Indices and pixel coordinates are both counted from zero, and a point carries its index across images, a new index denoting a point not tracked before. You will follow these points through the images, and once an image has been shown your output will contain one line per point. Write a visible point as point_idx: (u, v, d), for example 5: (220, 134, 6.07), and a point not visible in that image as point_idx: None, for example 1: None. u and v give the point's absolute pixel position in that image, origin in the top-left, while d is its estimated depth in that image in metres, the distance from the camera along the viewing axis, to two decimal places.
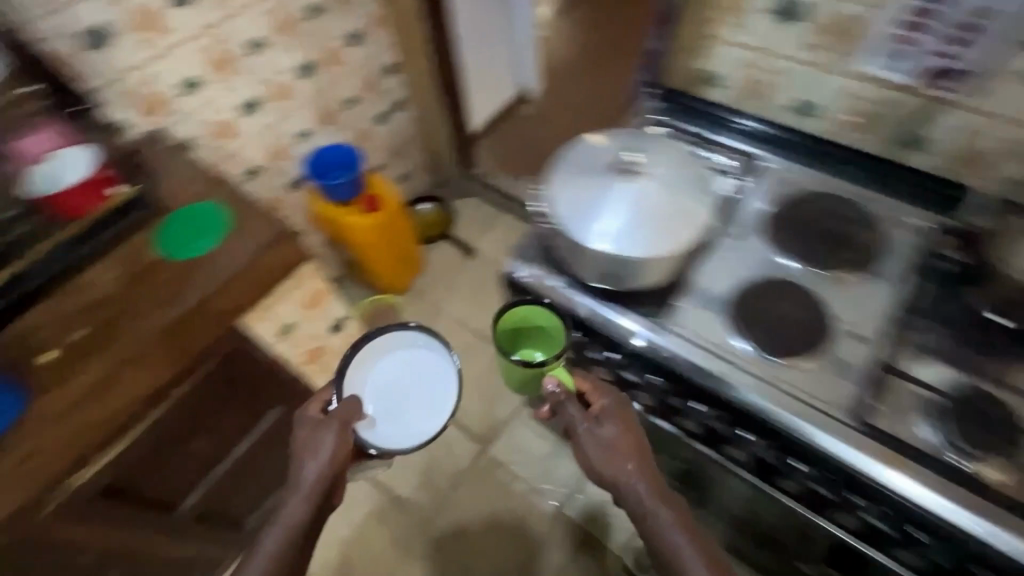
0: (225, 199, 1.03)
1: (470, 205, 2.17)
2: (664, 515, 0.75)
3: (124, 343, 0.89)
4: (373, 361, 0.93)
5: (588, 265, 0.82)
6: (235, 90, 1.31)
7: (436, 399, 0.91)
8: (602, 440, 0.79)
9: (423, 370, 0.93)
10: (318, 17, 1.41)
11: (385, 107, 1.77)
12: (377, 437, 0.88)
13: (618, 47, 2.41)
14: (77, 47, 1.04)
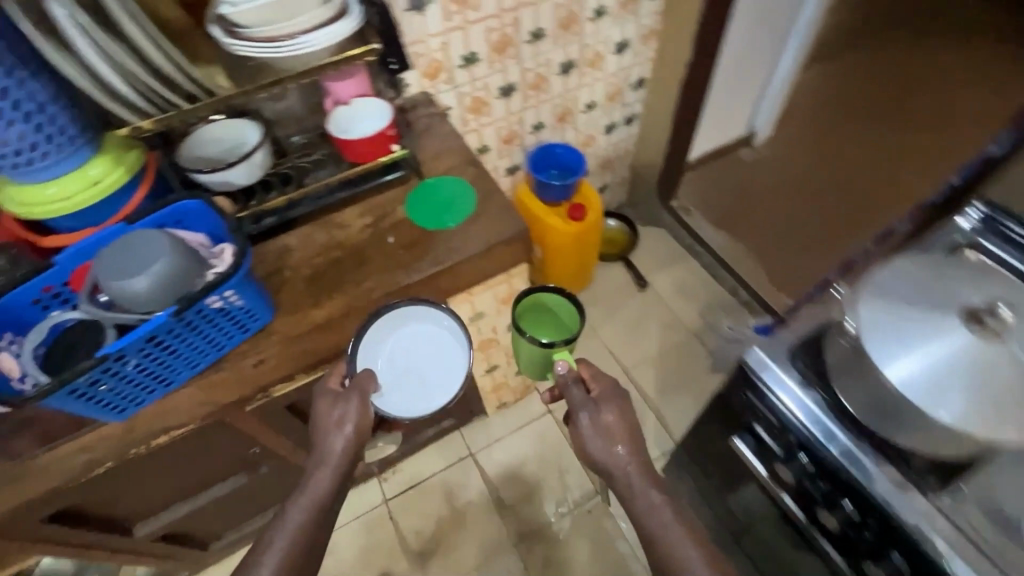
0: (474, 184, 1.05)
1: (656, 235, 2.07)
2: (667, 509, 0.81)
3: (351, 294, 0.92)
4: (385, 327, 0.89)
5: (869, 390, 0.72)
6: (501, 73, 1.32)
7: (434, 369, 0.88)
8: (599, 421, 0.86)
9: (416, 339, 0.90)
10: (599, 19, 1.36)
11: (617, 119, 1.72)
12: (385, 405, 0.85)
13: (860, 122, 2.24)
14: (404, 10, 1.08)
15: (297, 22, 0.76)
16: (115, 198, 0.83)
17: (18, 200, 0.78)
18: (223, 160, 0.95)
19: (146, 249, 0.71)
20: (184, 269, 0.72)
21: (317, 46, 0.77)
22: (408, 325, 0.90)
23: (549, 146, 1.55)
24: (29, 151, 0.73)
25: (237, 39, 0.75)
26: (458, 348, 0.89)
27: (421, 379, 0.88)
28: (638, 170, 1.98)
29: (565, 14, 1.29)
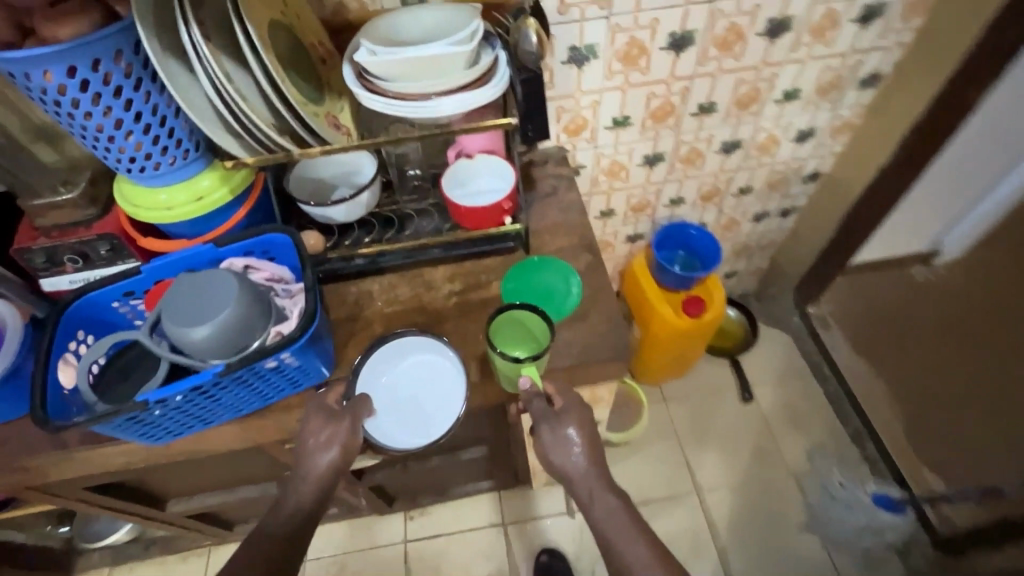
0: (582, 276, 0.91)
1: (779, 341, 1.78)
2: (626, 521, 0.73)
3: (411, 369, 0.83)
4: (387, 356, 0.82)
5: None
6: (651, 141, 1.16)
7: (435, 401, 0.80)
8: (560, 434, 0.76)
9: (419, 367, 0.83)
10: (787, 102, 1.13)
11: (772, 208, 1.46)
12: (378, 431, 0.78)
13: None
14: (561, 62, 0.95)
15: (432, 82, 0.65)
16: (215, 215, 0.80)
17: (130, 200, 0.77)
18: (335, 185, 0.91)
19: (214, 292, 0.66)
20: (247, 322, 0.67)
21: (447, 112, 0.66)
22: (410, 349, 0.83)
23: (681, 227, 1.37)
24: (143, 159, 0.70)
25: (364, 90, 0.67)
26: (460, 378, 0.81)
27: (422, 407, 0.80)
28: (779, 265, 1.70)
29: (746, 90, 1.09)
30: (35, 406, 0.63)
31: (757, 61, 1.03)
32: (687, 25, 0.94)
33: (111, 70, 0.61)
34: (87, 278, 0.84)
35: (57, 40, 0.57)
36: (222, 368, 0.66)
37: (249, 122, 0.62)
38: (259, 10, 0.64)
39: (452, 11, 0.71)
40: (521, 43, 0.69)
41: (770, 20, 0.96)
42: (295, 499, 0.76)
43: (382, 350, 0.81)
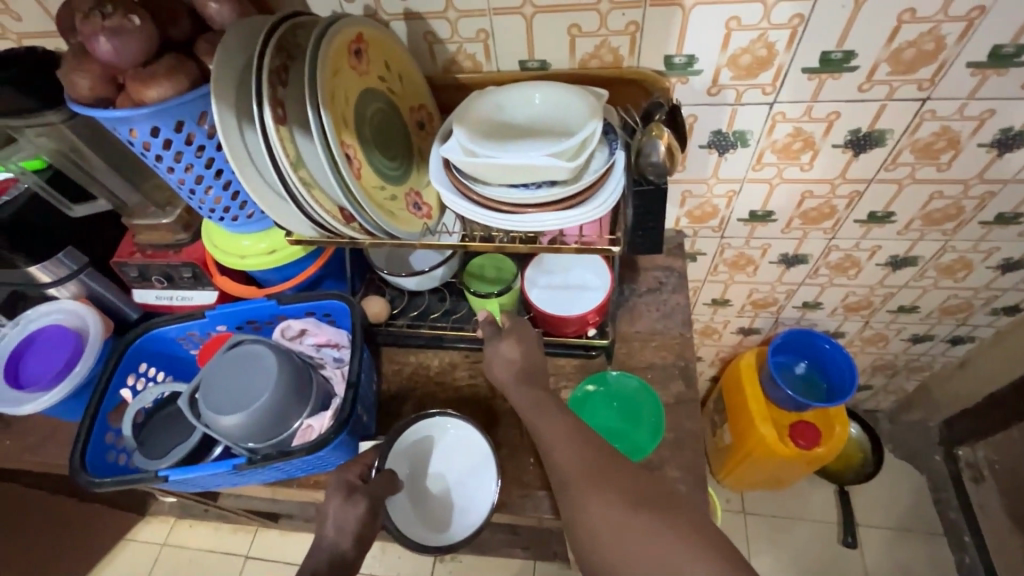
0: (667, 409, 0.76)
1: (908, 481, 1.45)
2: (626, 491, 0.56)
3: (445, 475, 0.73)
4: (419, 437, 0.74)
5: None
6: (795, 241, 0.94)
7: (466, 493, 0.71)
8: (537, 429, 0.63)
9: (450, 447, 0.74)
10: (1001, 225, 0.86)
11: (940, 332, 1.16)
12: (403, 519, 0.69)
13: None
14: (699, 145, 0.78)
15: (526, 191, 0.55)
16: (289, 266, 0.75)
17: (213, 241, 0.74)
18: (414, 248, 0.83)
19: (254, 377, 0.64)
20: (278, 417, 0.63)
21: (538, 228, 0.56)
22: (443, 427, 0.74)
23: (813, 337, 1.14)
24: (223, 212, 0.67)
25: (448, 185, 0.58)
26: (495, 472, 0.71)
27: (447, 500, 0.71)
28: (931, 392, 1.37)
29: (942, 206, 0.84)
30: (75, 453, 0.67)
31: (971, 175, 0.78)
32: (880, 124, 0.72)
33: (194, 131, 0.58)
34: (170, 297, 0.83)
35: (144, 101, 0.54)
36: (243, 461, 0.63)
37: (312, 211, 0.55)
38: (349, 80, 0.57)
39: (569, 95, 0.59)
40: (644, 153, 0.57)
41: (1003, 130, 0.71)
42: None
43: (417, 427, 0.73)
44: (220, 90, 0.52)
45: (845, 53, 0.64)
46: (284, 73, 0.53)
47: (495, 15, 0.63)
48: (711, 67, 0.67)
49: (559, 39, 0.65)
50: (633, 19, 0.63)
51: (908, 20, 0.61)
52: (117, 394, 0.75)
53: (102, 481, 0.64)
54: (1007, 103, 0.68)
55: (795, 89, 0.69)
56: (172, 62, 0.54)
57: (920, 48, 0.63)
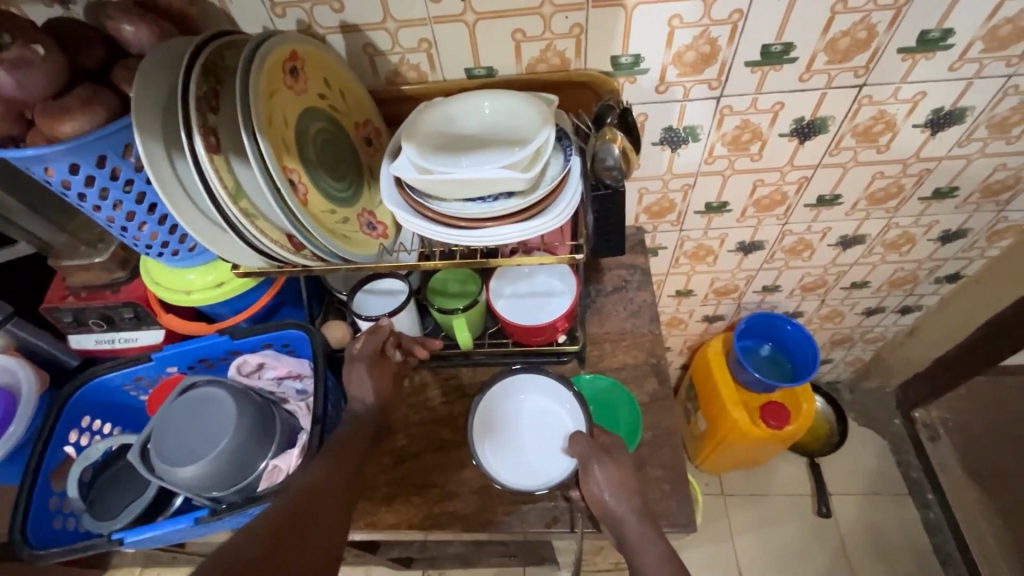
0: (642, 407, 0.76)
1: (873, 447, 1.51)
2: (648, 541, 0.59)
3: (421, 501, 0.71)
4: (501, 404, 0.72)
5: None
6: (752, 229, 0.96)
7: (560, 428, 0.70)
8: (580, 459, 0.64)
9: (530, 408, 0.72)
10: (937, 200, 0.90)
11: (890, 303, 1.21)
12: (518, 479, 0.66)
13: None
14: (652, 143, 0.78)
15: (483, 205, 0.54)
16: (240, 297, 0.71)
17: (155, 278, 0.69)
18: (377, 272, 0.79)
19: (211, 422, 0.60)
20: (241, 461, 0.61)
21: (498, 242, 0.54)
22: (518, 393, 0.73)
23: (776, 319, 1.18)
24: (161, 246, 0.62)
25: (401, 203, 0.56)
26: (572, 393, 0.70)
27: (538, 452, 0.69)
28: (886, 360, 1.43)
29: (885, 185, 0.87)
30: (14, 525, 0.62)
31: (908, 155, 0.81)
32: (822, 112, 0.74)
33: (119, 165, 0.54)
34: (113, 340, 0.77)
35: (58, 137, 0.49)
36: (206, 512, 0.60)
37: (257, 242, 0.52)
38: (286, 101, 0.54)
39: (519, 104, 0.58)
40: (600, 159, 0.57)
41: (935, 110, 0.74)
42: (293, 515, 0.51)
43: (484, 403, 0.71)
44: (143, 119, 0.48)
45: (784, 45, 0.65)
46: (214, 98, 0.50)
47: (436, 23, 0.61)
48: (656, 65, 0.67)
49: (504, 46, 0.64)
50: (576, 22, 0.62)
51: (841, 11, 0.62)
52: (59, 452, 0.69)
53: (50, 552, 0.60)
54: (937, 85, 0.71)
55: (740, 82, 0.70)
56: (86, 93, 0.50)
57: (854, 37, 0.65)
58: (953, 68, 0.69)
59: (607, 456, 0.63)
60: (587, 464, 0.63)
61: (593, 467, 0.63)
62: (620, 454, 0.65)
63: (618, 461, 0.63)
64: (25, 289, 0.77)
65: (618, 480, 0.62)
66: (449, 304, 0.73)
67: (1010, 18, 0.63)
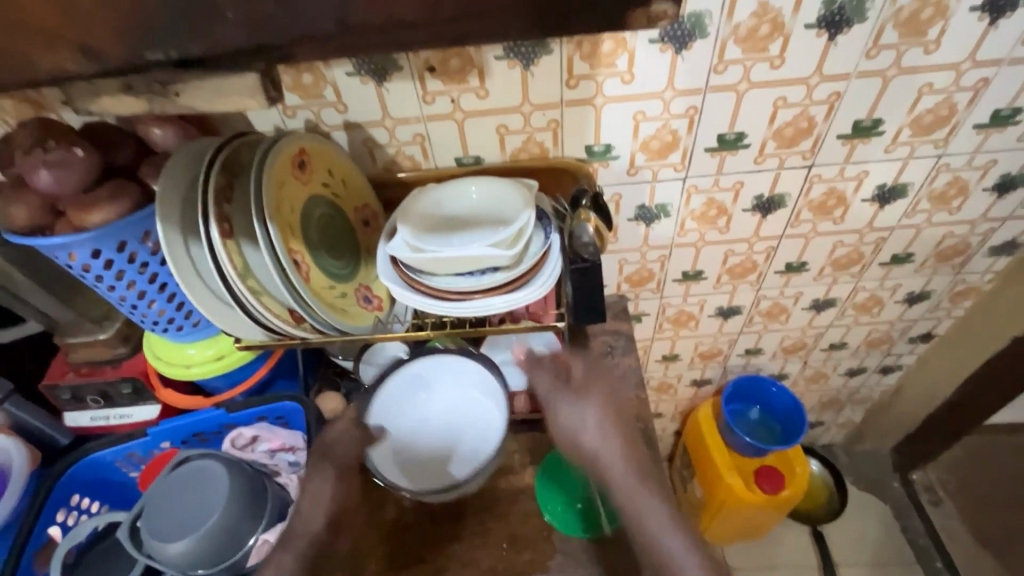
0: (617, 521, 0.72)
1: (874, 511, 1.48)
2: (642, 493, 0.62)
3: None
4: (393, 414, 0.71)
5: None
6: (728, 295, 1.02)
7: (460, 406, 0.72)
8: (559, 395, 0.66)
9: (421, 403, 0.72)
10: (897, 265, 0.97)
11: (870, 364, 1.25)
12: (488, 448, 0.69)
13: None
14: (627, 219, 0.85)
15: (471, 279, 0.59)
16: (237, 370, 0.74)
17: (157, 353, 0.72)
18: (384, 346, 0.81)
19: (202, 498, 0.61)
20: (230, 539, 0.61)
21: (485, 313, 0.59)
22: (405, 395, 0.72)
23: (760, 381, 1.20)
24: (166, 322, 0.66)
25: (395, 279, 0.61)
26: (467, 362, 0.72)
27: (453, 441, 0.71)
28: (877, 421, 1.44)
29: (846, 253, 0.94)
30: None
31: (861, 225, 0.88)
32: (778, 190, 0.82)
33: (137, 250, 0.58)
34: (107, 417, 0.78)
35: (85, 226, 0.54)
36: None
37: (261, 317, 0.57)
38: (293, 190, 0.60)
39: (504, 189, 0.65)
40: (576, 236, 0.63)
41: (879, 186, 0.82)
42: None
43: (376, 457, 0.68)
44: (165, 210, 0.53)
45: (737, 134, 0.74)
46: (229, 190, 0.55)
47: (429, 120, 0.69)
48: (626, 152, 0.75)
49: (489, 138, 0.72)
50: (552, 118, 0.70)
51: (782, 106, 0.71)
52: (44, 533, 0.69)
53: None
54: (878, 165, 0.79)
55: (701, 165, 0.78)
56: (115, 188, 0.56)
57: (797, 126, 0.73)
58: (888, 150, 0.77)
59: (574, 389, 0.66)
60: (559, 402, 0.65)
61: (563, 409, 0.64)
62: (599, 393, 0.66)
63: (603, 407, 0.64)
64: (27, 368, 0.79)
65: (610, 430, 0.64)
66: None
67: (930, 109, 0.72)
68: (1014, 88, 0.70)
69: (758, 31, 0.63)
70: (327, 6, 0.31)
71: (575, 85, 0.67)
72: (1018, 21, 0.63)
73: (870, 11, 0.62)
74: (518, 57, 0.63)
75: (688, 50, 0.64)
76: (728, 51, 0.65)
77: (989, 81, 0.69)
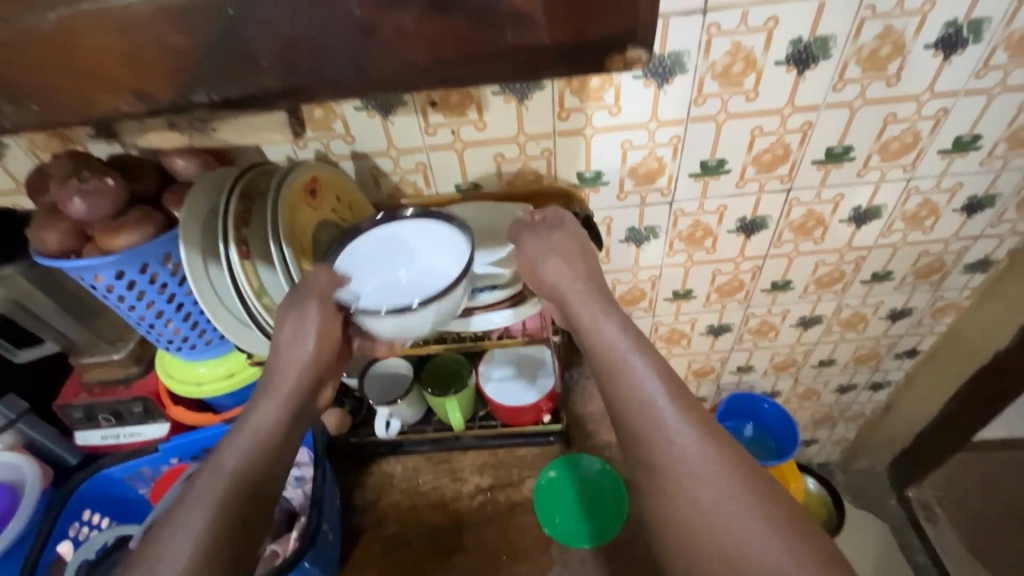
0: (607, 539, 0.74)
1: (873, 530, 1.49)
2: (600, 317, 0.57)
3: None
4: (366, 258, 0.62)
5: None
6: (718, 313, 1.06)
7: (435, 244, 0.62)
8: (533, 231, 0.63)
9: (395, 248, 0.62)
10: (877, 282, 1.01)
11: (859, 380, 1.28)
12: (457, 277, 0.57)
13: None
14: (618, 240, 0.90)
15: (473, 297, 0.64)
16: (246, 387, 0.77)
17: (169, 370, 0.75)
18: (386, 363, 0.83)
19: None
20: None
21: (486, 327, 0.65)
22: (381, 241, 0.62)
23: (752, 398, 1.23)
24: (181, 341, 0.69)
25: None
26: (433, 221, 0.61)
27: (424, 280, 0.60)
28: (870, 438, 1.46)
29: (828, 271, 0.99)
30: None
31: (840, 244, 0.93)
32: (759, 213, 0.87)
33: (158, 271, 0.62)
34: (117, 435, 0.81)
35: (111, 249, 0.58)
36: None
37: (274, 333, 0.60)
38: (305, 216, 0.65)
39: (500, 208, 0.70)
40: None
41: (855, 208, 0.87)
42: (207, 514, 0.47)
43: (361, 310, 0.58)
44: (188, 234, 0.57)
45: (718, 161, 0.79)
46: (247, 215, 0.60)
47: (431, 150, 0.74)
48: (615, 178, 0.80)
49: (487, 166, 0.77)
50: (545, 147, 0.75)
51: (759, 134, 0.76)
52: (54, 550, 0.71)
53: None
54: (852, 188, 0.84)
55: (687, 189, 0.83)
56: (140, 214, 0.60)
57: (774, 153, 0.79)
58: (860, 174, 0.82)
59: (540, 231, 0.63)
60: (527, 236, 0.62)
61: (525, 236, 0.62)
62: (567, 237, 0.62)
63: (566, 227, 0.62)
64: (42, 389, 0.82)
65: (560, 259, 0.60)
66: (440, 388, 0.79)
67: (896, 136, 0.78)
68: (972, 117, 0.76)
69: (733, 68, 0.69)
70: (346, 54, 0.36)
71: (566, 117, 0.72)
72: (970, 57, 0.69)
73: (834, 49, 0.68)
74: (514, 92, 0.69)
75: (670, 84, 0.70)
76: (706, 86, 0.70)
77: (948, 111, 0.75)
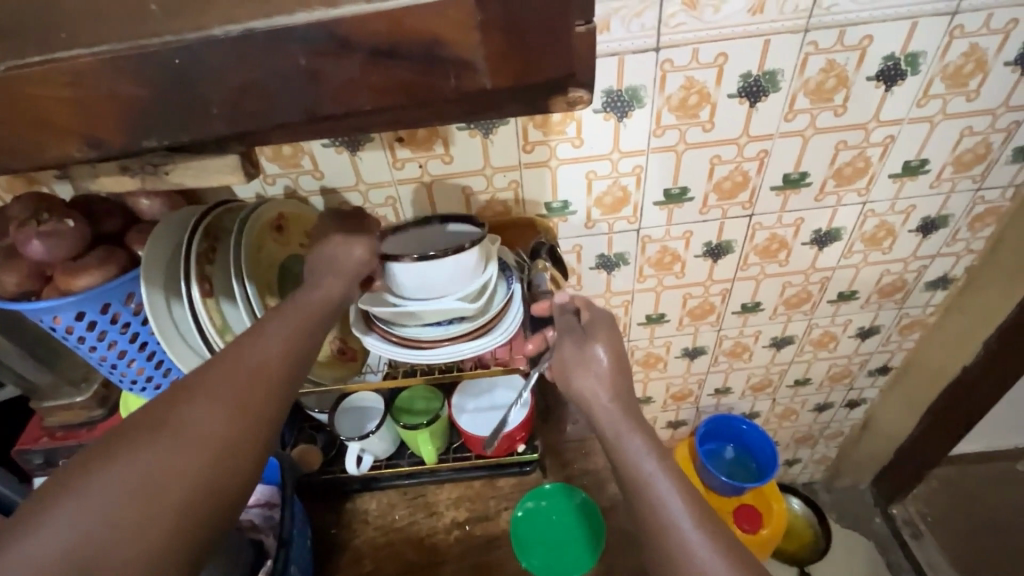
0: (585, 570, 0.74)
1: (859, 549, 1.48)
2: (624, 433, 0.57)
3: None
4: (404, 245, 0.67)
5: None
6: (692, 336, 1.07)
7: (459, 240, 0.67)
8: (570, 340, 0.65)
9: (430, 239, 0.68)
10: (843, 301, 1.04)
11: (835, 399, 1.30)
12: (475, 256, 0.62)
13: None
14: (589, 267, 0.91)
15: (441, 328, 0.64)
16: None
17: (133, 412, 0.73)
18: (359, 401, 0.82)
19: None
20: None
21: (455, 359, 0.64)
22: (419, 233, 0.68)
23: (731, 420, 1.24)
24: (144, 380, 0.67)
25: (370, 333, 0.65)
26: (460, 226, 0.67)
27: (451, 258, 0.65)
28: (851, 456, 1.47)
29: (795, 292, 1.01)
30: None
31: (805, 265, 0.95)
32: (724, 237, 0.89)
33: (119, 310, 0.61)
34: None
35: (71, 290, 0.58)
36: None
37: None
38: (269, 252, 0.66)
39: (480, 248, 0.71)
40: (535, 284, 0.72)
41: (815, 231, 0.90)
42: (141, 497, 0.39)
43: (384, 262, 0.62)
44: (149, 273, 0.57)
45: (681, 189, 0.82)
46: (211, 253, 0.60)
47: (399, 184, 0.75)
48: (582, 207, 0.82)
49: (455, 198, 0.78)
50: (512, 179, 0.77)
51: (718, 163, 0.79)
52: None
53: None
54: (811, 213, 0.87)
55: (652, 217, 0.85)
56: (103, 254, 0.60)
57: (733, 180, 0.81)
58: (818, 199, 0.86)
59: (580, 342, 0.64)
60: (567, 347, 0.64)
61: (565, 345, 0.65)
62: (606, 349, 0.63)
63: (602, 339, 0.63)
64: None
65: (591, 373, 0.61)
66: (414, 421, 0.78)
67: (848, 162, 0.81)
68: (918, 142, 0.80)
69: (688, 100, 0.71)
70: (296, 99, 0.37)
71: (531, 150, 0.74)
72: (909, 87, 0.73)
73: (782, 82, 0.71)
74: (478, 127, 0.70)
75: (629, 117, 0.72)
76: (663, 118, 0.73)
77: (894, 137, 0.79)
